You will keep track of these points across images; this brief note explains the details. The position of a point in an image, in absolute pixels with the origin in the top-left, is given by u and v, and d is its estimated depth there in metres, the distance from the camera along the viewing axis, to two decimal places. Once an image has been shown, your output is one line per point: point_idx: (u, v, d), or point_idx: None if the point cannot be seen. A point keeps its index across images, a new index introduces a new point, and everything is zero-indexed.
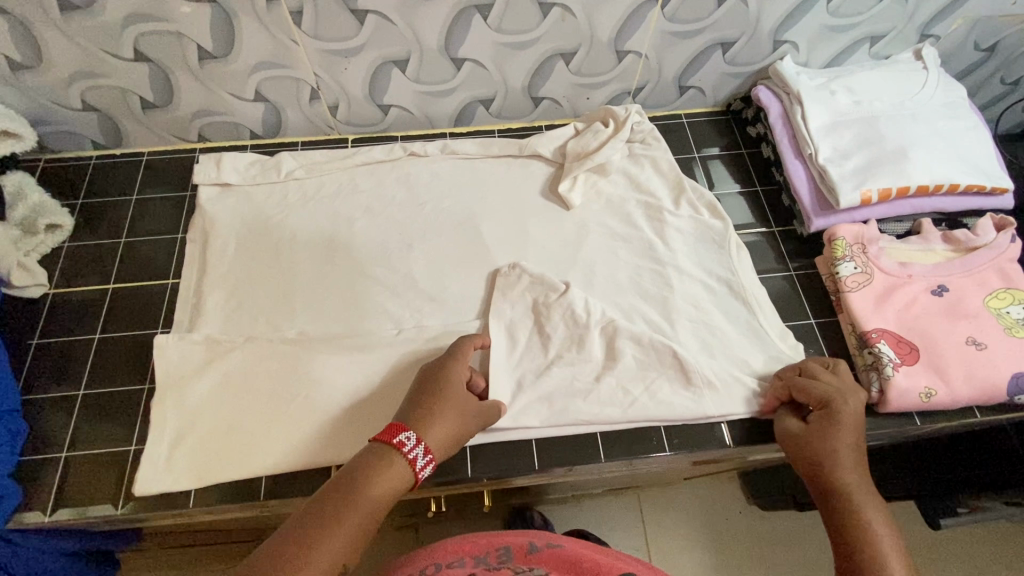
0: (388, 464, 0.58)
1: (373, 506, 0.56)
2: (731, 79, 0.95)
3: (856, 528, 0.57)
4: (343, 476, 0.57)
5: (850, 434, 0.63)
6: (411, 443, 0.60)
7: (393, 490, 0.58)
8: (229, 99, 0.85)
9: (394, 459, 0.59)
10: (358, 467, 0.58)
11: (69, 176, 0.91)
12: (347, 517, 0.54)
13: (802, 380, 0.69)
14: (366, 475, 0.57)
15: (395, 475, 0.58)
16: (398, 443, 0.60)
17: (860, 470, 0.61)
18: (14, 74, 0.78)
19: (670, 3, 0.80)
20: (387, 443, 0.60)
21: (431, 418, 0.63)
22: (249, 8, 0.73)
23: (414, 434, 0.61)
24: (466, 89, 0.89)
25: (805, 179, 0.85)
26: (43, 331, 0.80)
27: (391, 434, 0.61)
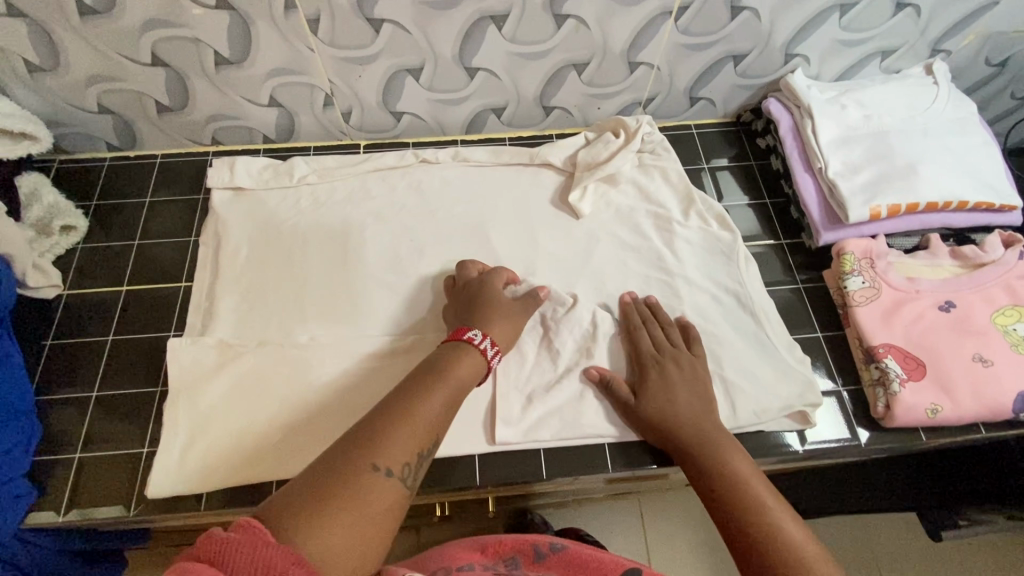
0: (462, 353, 0.67)
1: (458, 386, 0.64)
2: (742, 91, 0.95)
3: (713, 472, 0.65)
4: (429, 363, 0.65)
5: (678, 389, 0.72)
6: (479, 337, 0.69)
7: (473, 372, 0.66)
8: (244, 104, 0.86)
9: (468, 349, 0.67)
10: (441, 356, 0.66)
11: (83, 177, 0.92)
12: (436, 388, 0.62)
13: (639, 335, 0.77)
14: (447, 363, 0.65)
15: (471, 358, 0.67)
16: (469, 338, 0.69)
17: (697, 422, 0.69)
18: (32, 76, 0.78)
19: (684, 16, 0.81)
20: (458, 338, 0.69)
21: (489, 318, 0.73)
22: (266, 15, 0.73)
23: (480, 330, 0.70)
24: (478, 97, 0.89)
25: (814, 192, 0.85)
26: (56, 331, 0.81)
27: (461, 332, 0.70)
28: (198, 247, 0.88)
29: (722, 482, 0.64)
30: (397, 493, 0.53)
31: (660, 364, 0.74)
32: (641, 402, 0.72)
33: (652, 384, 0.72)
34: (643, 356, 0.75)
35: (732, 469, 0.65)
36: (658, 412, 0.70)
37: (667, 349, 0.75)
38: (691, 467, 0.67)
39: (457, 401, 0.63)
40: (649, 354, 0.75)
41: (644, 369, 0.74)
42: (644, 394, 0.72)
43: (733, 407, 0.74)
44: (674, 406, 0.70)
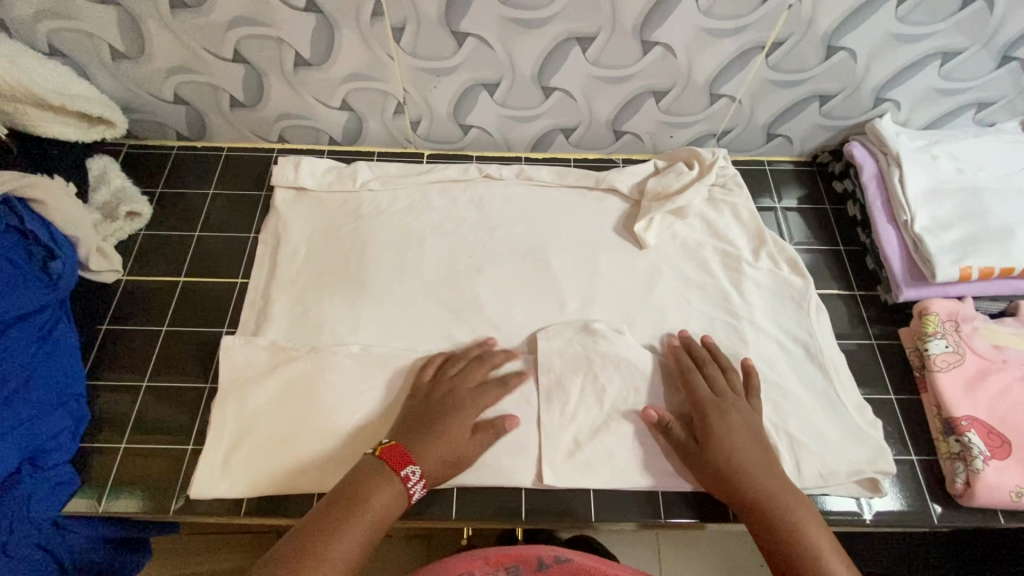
0: (387, 486, 0.63)
1: (371, 526, 0.61)
2: (823, 132, 0.91)
3: (792, 539, 0.61)
4: (346, 488, 0.62)
5: (743, 440, 0.67)
6: (414, 478, 0.64)
7: (390, 511, 0.62)
8: (316, 105, 0.86)
9: (393, 487, 0.63)
10: (363, 481, 0.63)
11: (150, 165, 0.92)
12: (345, 532, 0.59)
13: (693, 380, 0.72)
14: (364, 489, 0.62)
15: (394, 496, 0.63)
16: (401, 476, 0.64)
17: (767, 476, 0.65)
18: (115, 62, 0.79)
19: (775, 52, 0.77)
20: (392, 467, 0.64)
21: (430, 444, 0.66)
22: (353, 21, 0.72)
23: (418, 469, 0.64)
24: (550, 116, 0.87)
25: (897, 246, 0.81)
26: (113, 317, 0.81)
27: (399, 462, 0.64)
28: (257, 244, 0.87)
29: (793, 542, 0.60)
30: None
31: (718, 410, 0.69)
32: (702, 450, 0.67)
33: (711, 430, 0.67)
34: (703, 399, 0.70)
35: (804, 529, 0.61)
36: (723, 460, 0.65)
37: (725, 396, 0.70)
38: (759, 523, 0.62)
39: (373, 540, 0.61)
40: (705, 396, 0.70)
41: (703, 414, 0.69)
42: (706, 446, 0.67)
43: (797, 466, 0.70)
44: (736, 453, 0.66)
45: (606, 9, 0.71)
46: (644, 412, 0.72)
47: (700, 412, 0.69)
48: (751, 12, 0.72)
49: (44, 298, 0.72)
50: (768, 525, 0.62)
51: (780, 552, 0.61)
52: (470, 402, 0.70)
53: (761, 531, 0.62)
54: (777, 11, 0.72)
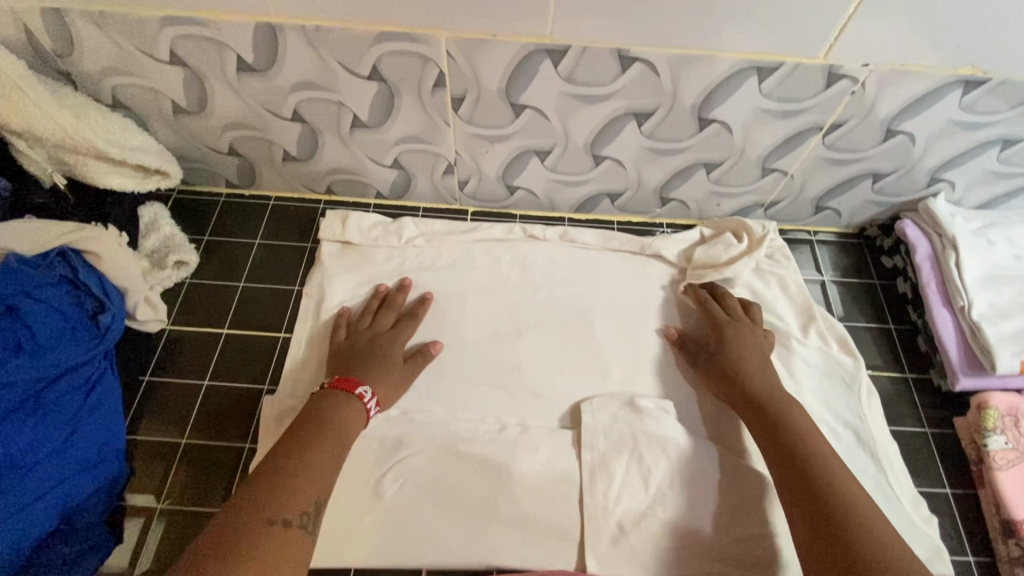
0: (347, 403, 0.69)
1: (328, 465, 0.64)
2: (873, 207, 0.90)
3: (791, 437, 0.65)
4: (301, 434, 0.65)
5: (754, 353, 0.75)
6: (368, 395, 0.71)
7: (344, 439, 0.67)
8: (367, 163, 0.86)
9: (353, 406, 0.70)
10: (323, 408, 0.68)
11: (198, 211, 0.93)
12: (317, 452, 0.64)
13: (710, 300, 0.82)
14: (324, 412, 0.68)
15: (355, 414, 0.69)
16: (357, 395, 0.71)
17: (771, 383, 0.72)
18: (175, 116, 0.80)
19: (834, 133, 0.76)
20: (345, 390, 0.71)
21: (375, 373, 0.74)
22: (414, 90, 0.73)
23: (370, 389, 0.72)
24: (598, 182, 0.87)
25: (953, 331, 0.79)
26: (155, 367, 0.81)
27: (351, 386, 0.71)
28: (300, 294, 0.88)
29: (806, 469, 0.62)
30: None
31: (745, 343, 0.76)
32: (717, 357, 0.76)
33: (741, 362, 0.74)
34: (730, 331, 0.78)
35: (820, 461, 0.63)
36: (731, 365, 0.74)
37: (745, 317, 0.79)
38: (770, 437, 0.67)
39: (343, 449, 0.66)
40: (730, 326, 0.78)
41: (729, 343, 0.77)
42: (719, 353, 0.76)
43: None
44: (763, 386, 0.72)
45: (667, 88, 0.70)
46: (664, 330, 0.84)
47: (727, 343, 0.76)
48: (814, 96, 0.71)
49: (91, 351, 0.73)
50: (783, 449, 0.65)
51: (789, 468, 0.63)
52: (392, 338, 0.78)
53: (762, 429, 0.68)
54: (840, 96, 0.71)
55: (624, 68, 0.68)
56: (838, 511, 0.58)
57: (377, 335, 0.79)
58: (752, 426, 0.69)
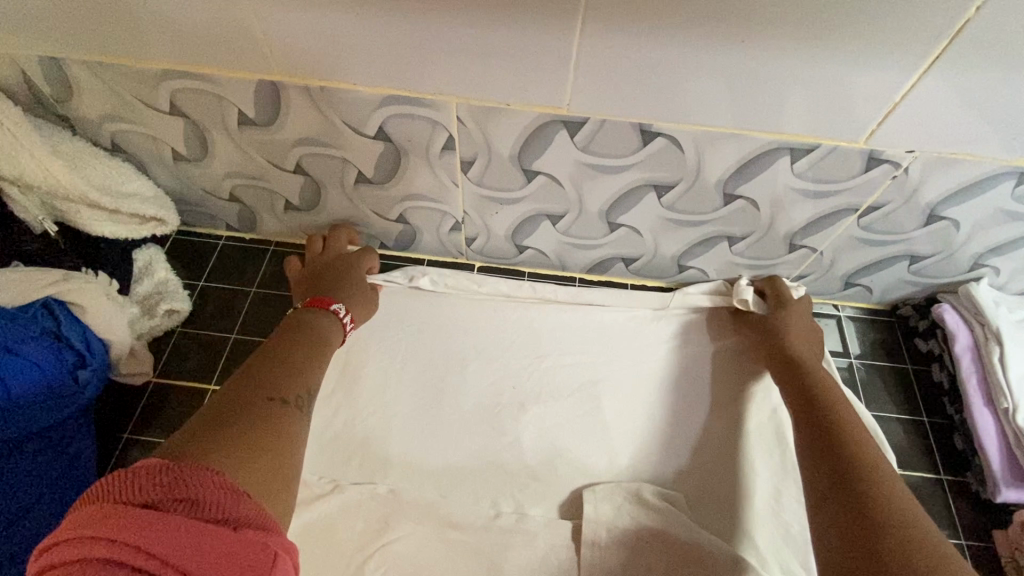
0: (326, 317, 0.71)
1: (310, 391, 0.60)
2: (908, 287, 0.84)
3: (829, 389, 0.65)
4: (289, 348, 0.64)
5: (803, 317, 0.77)
6: (341, 311, 0.74)
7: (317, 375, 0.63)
8: (372, 216, 0.83)
9: (329, 318, 0.72)
10: (319, 323, 0.70)
11: (196, 255, 0.90)
12: (316, 364, 0.64)
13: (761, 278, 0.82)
14: (322, 329, 0.69)
15: (334, 325, 0.72)
16: (331, 309, 0.73)
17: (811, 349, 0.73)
18: (175, 163, 0.77)
19: (870, 214, 0.71)
20: (320, 305, 0.73)
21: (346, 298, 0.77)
22: (423, 150, 0.69)
23: (343, 305, 0.74)
24: (612, 247, 0.82)
25: (995, 434, 0.73)
26: (135, 424, 0.76)
27: (324, 303, 0.73)
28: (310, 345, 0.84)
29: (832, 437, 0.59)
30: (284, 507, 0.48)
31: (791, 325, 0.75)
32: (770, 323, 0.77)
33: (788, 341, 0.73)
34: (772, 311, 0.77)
35: (853, 432, 0.59)
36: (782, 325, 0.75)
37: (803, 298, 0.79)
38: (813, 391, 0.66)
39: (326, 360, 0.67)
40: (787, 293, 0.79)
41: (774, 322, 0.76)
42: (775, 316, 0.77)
43: None
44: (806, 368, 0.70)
45: (691, 163, 0.66)
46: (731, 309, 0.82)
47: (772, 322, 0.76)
48: (852, 178, 0.65)
49: (66, 408, 0.69)
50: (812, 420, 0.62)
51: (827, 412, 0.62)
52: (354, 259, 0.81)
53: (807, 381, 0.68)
54: (880, 179, 0.65)
55: (645, 142, 0.64)
56: (868, 459, 0.56)
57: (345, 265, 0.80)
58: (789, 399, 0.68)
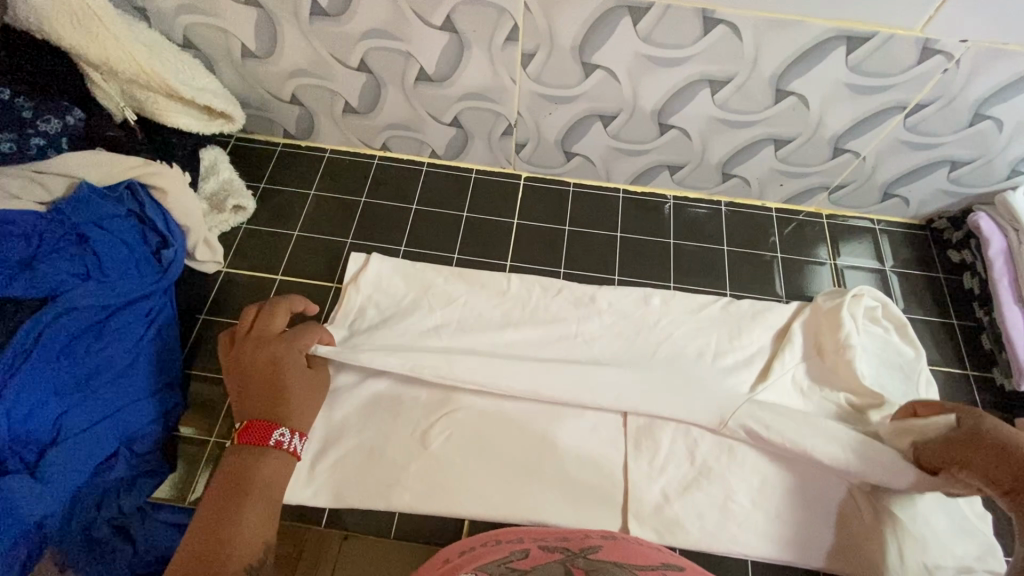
0: (267, 460, 0.61)
1: (268, 494, 0.59)
2: (944, 198, 0.87)
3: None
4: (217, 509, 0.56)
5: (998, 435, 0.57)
6: (286, 438, 0.63)
7: (282, 480, 0.61)
8: (427, 119, 0.86)
9: (274, 455, 0.61)
10: (240, 467, 0.59)
11: (256, 160, 0.94)
12: (245, 514, 0.56)
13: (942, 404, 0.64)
14: (245, 475, 0.59)
15: (278, 464, 0.61)
16: (272, 442, 0.62)
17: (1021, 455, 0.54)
18: (243, 59, 0.80)
19: (917, 113, 0.73)
20: (255, 444, 0.61)
21: (288, 410, 0.65)
22: (486, 42, 0.71)
23: (287, 429, 0.63)
24: (658, 153, 0.85)
25: (1022, 330, 0.76)
26: (210, 307, 0.82)
27: (262, 434, 0.62)
28: (370, 247, 0.87)
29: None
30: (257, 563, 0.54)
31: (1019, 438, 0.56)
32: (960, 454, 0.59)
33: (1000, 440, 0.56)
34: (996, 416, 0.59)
35: None
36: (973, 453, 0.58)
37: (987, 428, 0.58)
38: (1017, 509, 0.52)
39: (284, 469, 0.62)
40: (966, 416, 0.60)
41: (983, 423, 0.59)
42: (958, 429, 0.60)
43: (902, 556, 0.64)
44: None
45: (747, 55, 0.68)
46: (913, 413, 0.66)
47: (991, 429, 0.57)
48: (903, 71, 0.68)
49: (152, 285, 0.74)
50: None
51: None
52: (288, 353, 0.68)
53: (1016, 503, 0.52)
54: (931, 72, 0.68)
55: (705, 30, 0.66)
56: None
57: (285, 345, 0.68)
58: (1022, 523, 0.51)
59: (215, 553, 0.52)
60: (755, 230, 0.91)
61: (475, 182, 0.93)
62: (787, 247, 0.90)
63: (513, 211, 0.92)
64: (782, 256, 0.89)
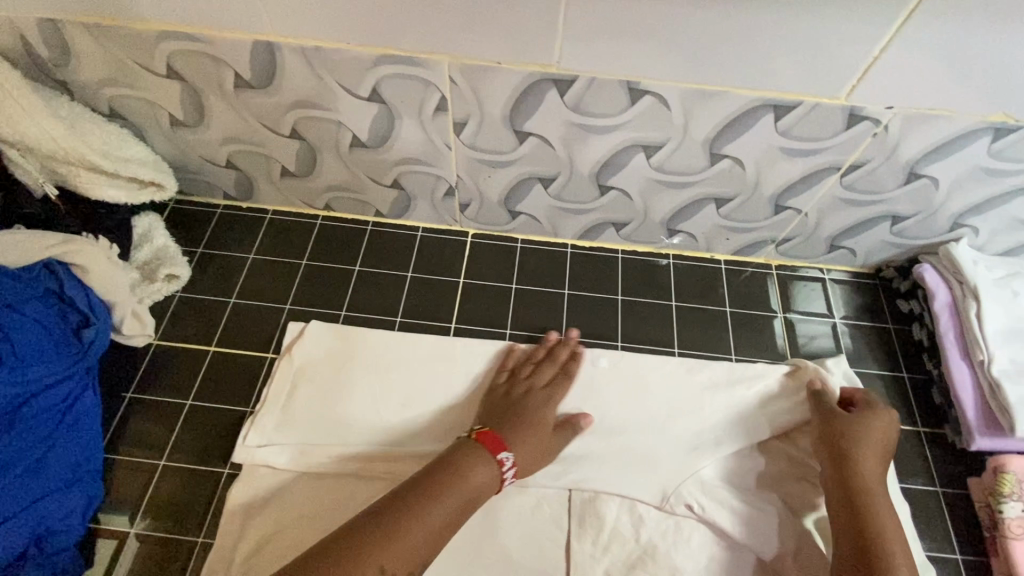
0: (485, 466, 0.64)
1: (467, 500, 0.61)
2: (890, 249, 0.86)
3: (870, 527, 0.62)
4: (408, 501, 0.59)
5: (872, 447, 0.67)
6: (508, 463, 0.66)
7: (487, 489, 0.64)
8: (366, 181, 0.84)
9: (487, 462, 0.64)
10: (454, 461, 0.63)
11: (196, 223, 0.91)
12: (440, 509, 0.59)
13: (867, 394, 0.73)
14: (461, 470, 0.63)
15: (491, 477, 0.64)
16: (498, 460, 0.65)
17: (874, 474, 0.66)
18: (173, 128, 0.78)
19: (853, 174, 0.72)
20: (488, 449, 0.66)
21: (518, 442, 0.68)
22: (415, 112, 0.70)
23: (512, 456, 0.67)
24: (603, 210, 0.84)
25: (971, 387, 0.75)
26: (138, 384, 0.79)
27: (494, 446, 0.66)
28: (309, 314, 0.85)
29: (877, 549, 0.60)
30: (417, 563, 0.56)
31: (866, 437, 0.68)
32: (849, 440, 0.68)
33: (856, 462, 0.66)
34: (856, 416, 0.69)
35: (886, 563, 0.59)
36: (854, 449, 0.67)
37: (869, 430, 0.68)
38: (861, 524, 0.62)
39: (488, 490, 0.64)
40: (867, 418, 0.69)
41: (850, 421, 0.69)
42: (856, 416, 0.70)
43: None
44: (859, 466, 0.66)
45: (678, 122, 0.67)
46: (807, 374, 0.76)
47: (851, 430, 0.68)
48: (834, 135, 0.67)
49: (71, 367, 0.71)
50: (854, 514, 0.63)
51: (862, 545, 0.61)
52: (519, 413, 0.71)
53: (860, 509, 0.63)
54: (861, 137, 0.67)
55: (633, 100, 0.65)
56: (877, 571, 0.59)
57: (532, 391, 0.75)
58: (844, 533, 0.63)
59: (385, 533, 0.55)
60: (705, 284, 0.90)
61: (421, 240, 0.91)
62: (737, 300, 0.89)
63: (459, 270, 0.89)
64: (732, 309, 0.88)
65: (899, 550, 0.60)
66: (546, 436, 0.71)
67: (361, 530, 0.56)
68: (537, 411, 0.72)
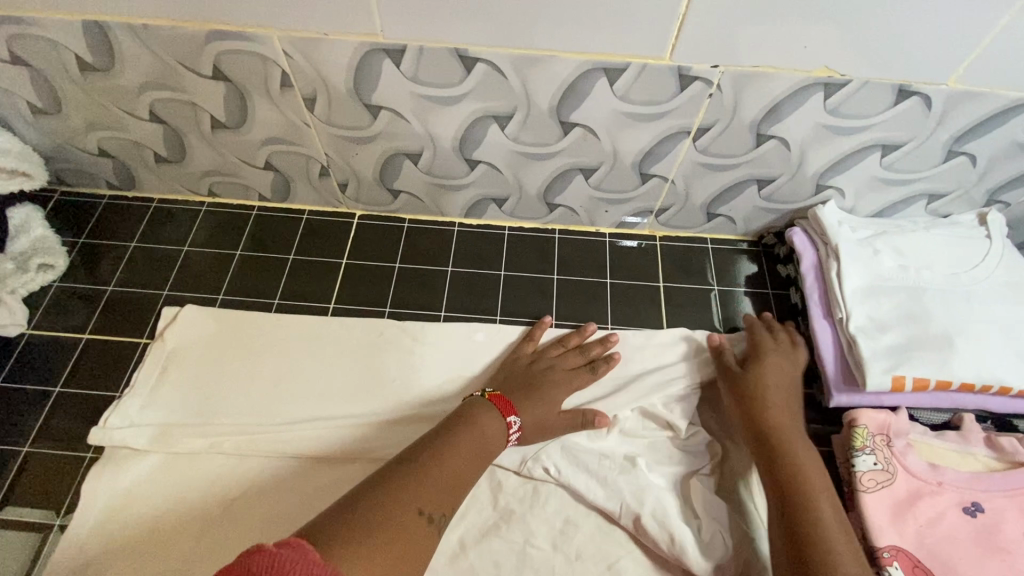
0: (493, 422, 0.66)
1: (478, 450, 0.63)
2: (766, 214, 0.87)
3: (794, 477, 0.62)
4: (430, 446, 0.61)
5: (776, 394, 0.70)
6: (516, 426, 0.67)
7: (496, 440, 0.65)
8: (240, 165, 0.84)
9: (491, 415, 0.66)
10: (465, 419, 0.65)
11: (79, 213, 0.91)
12: (454, 452, 0.60)
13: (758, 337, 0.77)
14: (468, 423, 0.65)
15: (497, 432, 0.66)
16: (507, 421, 0.67)
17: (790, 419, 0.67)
18: (34, 116, 0.78)
19: (704, 137, 0.73)
20: (499, 410, 0.67)
21: (525, 406, 0.70)
22: (263, 90, 0.71)
23: (520, 421, 0.68)
24: (478, 186, 0.84)
25: (831, 345, 0.76)
26: (8, 372, 0.79)
27: (506, 409, 0.68)
28: (188, 299, 0.85)
29: (798, 495, 0.61)
30: (447, 501, 0.56)
31: (770, 385, 0.70)
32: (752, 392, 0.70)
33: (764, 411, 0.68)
34: (759, 368, 0.72)
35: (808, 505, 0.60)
36: (764, 400, 0.69)
37: (770, 377, 0.71)
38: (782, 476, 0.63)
39: (496, 444, 0.65)
40: (766, 364, 0.73)
41: (757, 373, 0.72)
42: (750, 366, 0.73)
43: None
44: (783, 431, 0.66)
45: (518, 90, 0.68)
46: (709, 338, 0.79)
47: (754, 384, 0.71)
48: (671, 98, 0.68)
49: None
50: (778, 467, 0.63)
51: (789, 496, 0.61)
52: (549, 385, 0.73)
53: (781, 461, 0.64)
54: (698, 98, 0.68)
55: (467, 69, 0.66)
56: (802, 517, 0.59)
57: (555, 367, 0.75)
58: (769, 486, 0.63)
59: (409, 472, 0.56)
60: (588, 256, 0.91)
61: (306, 224, 0.92)
62: (620, 272, 0.89)
63: (342, 252, 0.90)
64: (613, 281, 0.89)
65: (824, 494, 0.61)
66: (554, 414, 0.71)
67: (385, 471, 0.57)
68: (556, 391, 0.73)
